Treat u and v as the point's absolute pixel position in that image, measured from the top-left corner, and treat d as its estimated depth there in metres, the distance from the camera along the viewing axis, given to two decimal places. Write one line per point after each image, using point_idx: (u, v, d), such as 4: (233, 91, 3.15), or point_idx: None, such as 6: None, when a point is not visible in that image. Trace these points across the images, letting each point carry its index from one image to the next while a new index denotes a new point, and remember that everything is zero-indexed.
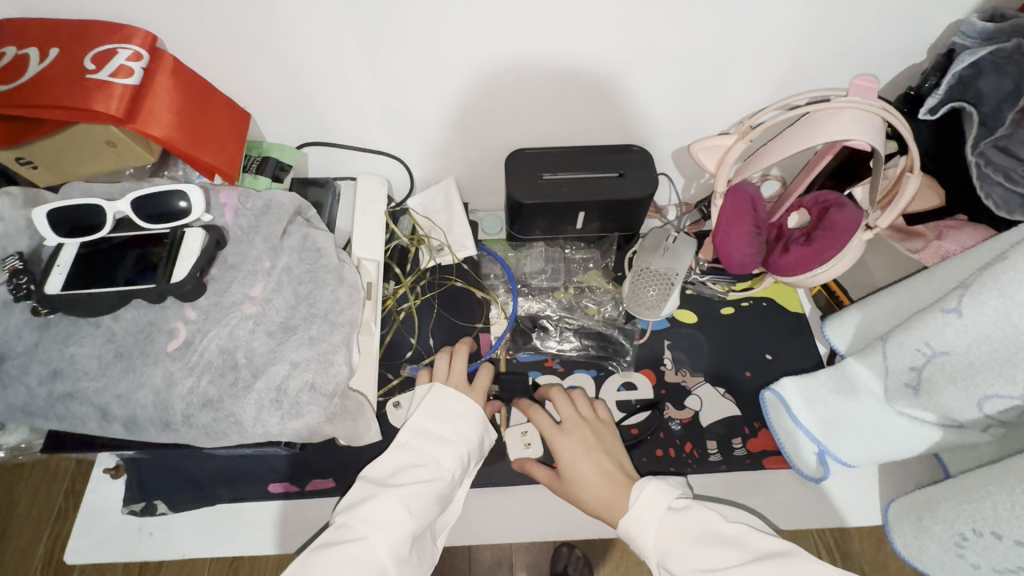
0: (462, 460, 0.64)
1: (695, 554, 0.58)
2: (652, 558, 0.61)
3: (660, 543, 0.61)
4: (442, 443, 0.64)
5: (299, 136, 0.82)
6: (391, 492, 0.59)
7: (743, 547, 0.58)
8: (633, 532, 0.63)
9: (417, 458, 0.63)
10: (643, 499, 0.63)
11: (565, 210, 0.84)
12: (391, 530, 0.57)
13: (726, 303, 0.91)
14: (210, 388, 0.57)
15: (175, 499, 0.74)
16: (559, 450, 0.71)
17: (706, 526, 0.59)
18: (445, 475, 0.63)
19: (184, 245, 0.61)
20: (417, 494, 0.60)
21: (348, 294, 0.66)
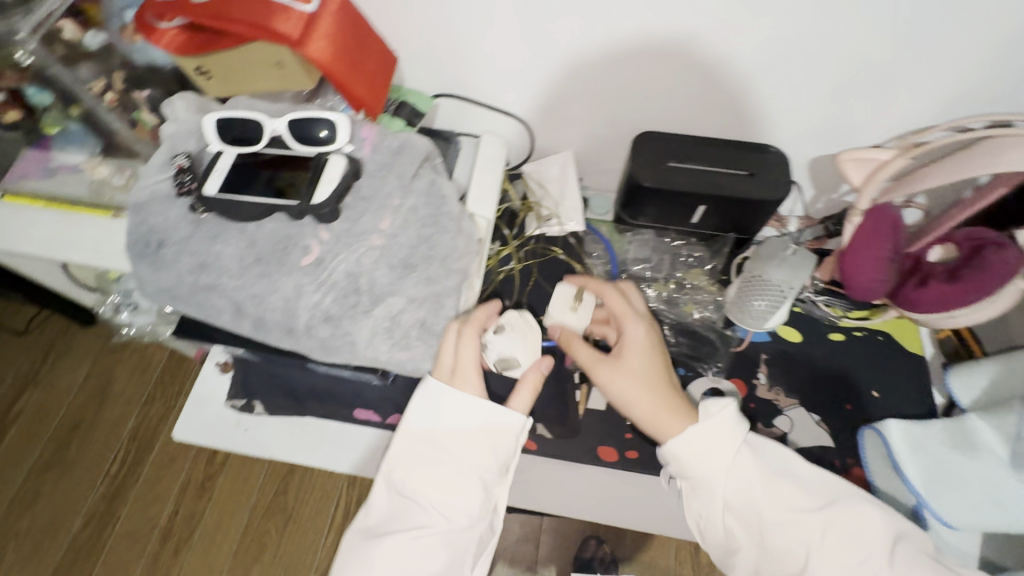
0: (471, 492, 0.66)
1: (772, 486, 0.67)
2: (716, 488, 0.67)
3: (728, 472, 0.68)
4: (433, 506, 0.66)
5: (436, 85, 0.84)
6: (417, 481, 0.67)
7: (810, 488, 0.67)
8: (688, 450, 0.68)
9: (428, 476, 0.67)
10: (717, 423, 0.69)
11: (684, 202, 0.81)
12: (416, 558, 0.65)
13: (836, 328, 0.85)
14: (333, 305, 0.60)
15: (271, 403, 0.80)
16: (637, 336, 0.73)
17: (782, 465, 0.69)
18: (455, 520, 0.66)
19: (327, 171, 0.65)
20: (445, 494, 0.66)
21: (465, 243, 0.68)
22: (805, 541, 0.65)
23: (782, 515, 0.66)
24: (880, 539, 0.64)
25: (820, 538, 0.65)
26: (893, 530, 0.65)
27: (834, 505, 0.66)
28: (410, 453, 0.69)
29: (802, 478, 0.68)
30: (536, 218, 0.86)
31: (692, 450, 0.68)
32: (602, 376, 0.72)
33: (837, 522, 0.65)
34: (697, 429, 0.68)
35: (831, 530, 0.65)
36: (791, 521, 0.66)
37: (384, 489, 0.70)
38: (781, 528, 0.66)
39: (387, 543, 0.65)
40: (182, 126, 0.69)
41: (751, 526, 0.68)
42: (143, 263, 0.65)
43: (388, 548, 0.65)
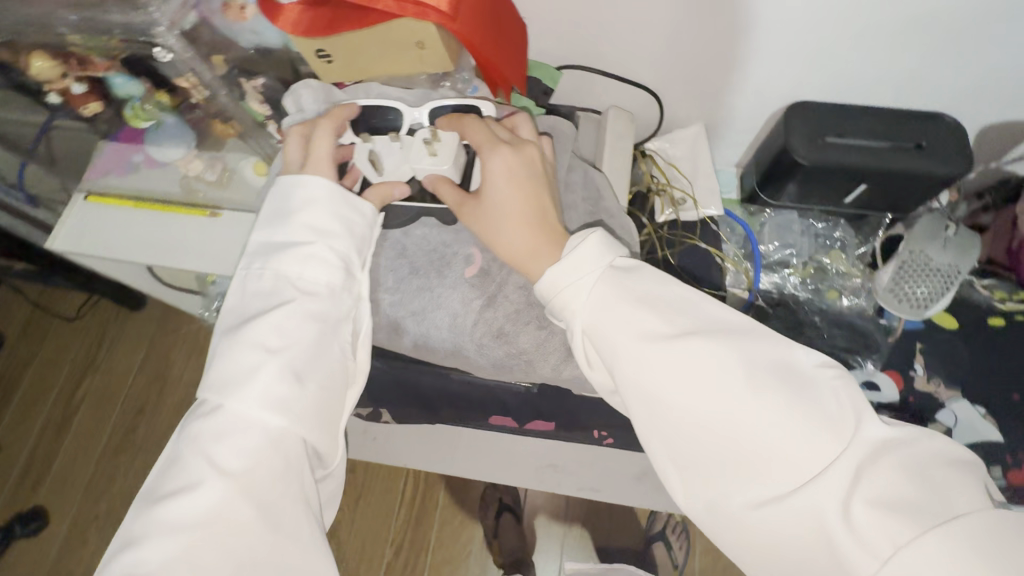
0: (328, 265, 0.51)
1: (627, 311, 0.46)
2: (578, 308, 0.48)
3: (594, 296, 0.48)
4: (307, 284, 0.51)
5: (561, 56, 0.75)
6: (283, 263, 0.50)
7: (667, 311, 0.47)
8: (553, 288, 0.49)
9: (293, 255, 0.51)
10: (581, 256, 0.48)
11: (841, 179, 0.74)
12: (275, 344, 0.48)
13: (998, 313, 0.78)
14: (505, 322, 0.55)
15: (401, 411, 0.76)
16: (495, 167, 0.52)
17: (653, 288, 0.48)
18: (315, 291, 0.50)
19: (479, 167, 0.58)
20: (286, 311, 0.49)
21: (630, 243, 0.61)
22: (695, 388, 0.44)
23: (627, 346, 0.45)
24: (741, 363, 0.43)
25: (686, 383, 0.44)
26: (741, 348, 0.44)
27: (713, 338, 0.44)
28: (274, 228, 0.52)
29: (669, 300, 0.47)
30: (669, 201, 0.79)
31: (556, 285, 0.49)
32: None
33: (702, 350, 0.44)
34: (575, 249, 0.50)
35: (753, 361, 0.44)
36: (654, 354, 0.45)
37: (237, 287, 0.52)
38: (632, 363, 0.45)
39: (236, 339, 0.48)
40: (308, 118, 0.61)
41: (651, 413, 0.45)
42: None
43: (256, 326, 0.48)
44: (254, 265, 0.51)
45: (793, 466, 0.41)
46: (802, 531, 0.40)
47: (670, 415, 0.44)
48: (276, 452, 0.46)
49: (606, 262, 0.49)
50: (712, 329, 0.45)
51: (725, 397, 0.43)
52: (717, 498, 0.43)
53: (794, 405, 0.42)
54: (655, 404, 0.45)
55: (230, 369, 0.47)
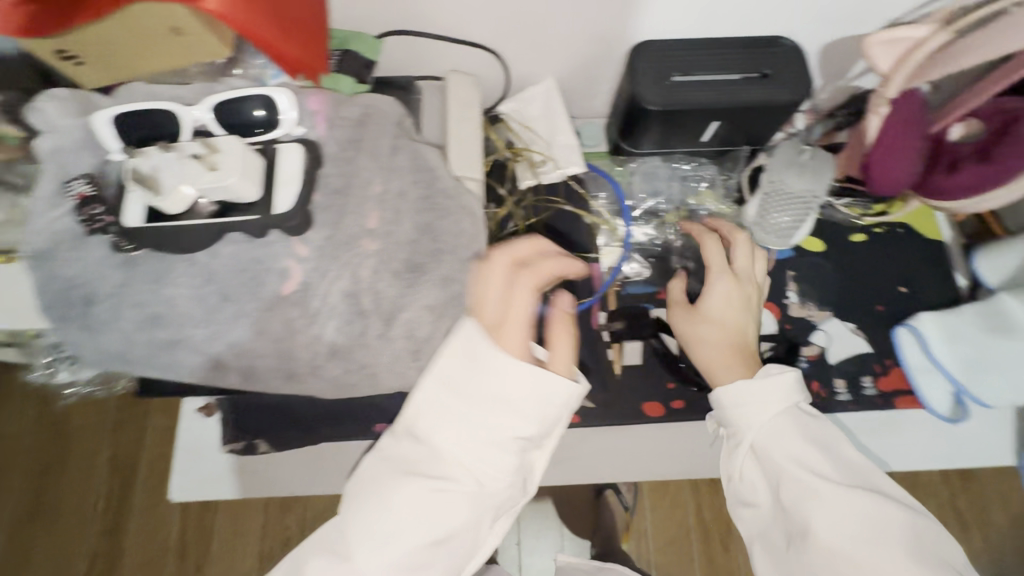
0: (507, 457, 0.51)
1: (787, 443, 0.58)
2: (750, 432, 0.59)
3: (769, 429, 0.59)
4: (488, 464, 0.51)
5: (380, 22, 0.67)
6: (446, 426, 0.51)
7: (843, 464, 0.58)
8: (730, 399, 0.61)
9: (467, 463, 0.51)
10: (769, 387, 0.60)
11: (693, 119, 0.71)
12: (433, 510, 0.51)
13: (858, 229, 0.81)
14: (337, 336, 0.49)
15: (278, 437, 0.70)
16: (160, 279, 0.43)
17: (795, 450, 0.57)
18: (490, 485, 0.51)
19: (280, 166, 0.51)
20: (479, 456, 0.51)
21: (471, 225, 0.57)
22: (810, 497, 0.56)
23: (790, 473, 0.56)
24: (899, 528, 0.54)
25: (847, 523, 0.54)
26: (906, 524, 0.54)
27: (875, 497, 0.55)
28: (478, 374, 0.51)
29: (846, 464, 0.58)
30: (529, 166, 0.75)
31: (738, 398, 0.60)
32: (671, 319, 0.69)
33: (853, 502, 0.55)
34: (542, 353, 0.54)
35: (866, 471, 0.58)
36: (793, 473, 0.57)
37: (464, 433, 0.51)
38: (790, 491, 0.56)
39: (394, 465, 0.53)
40: (66, 136, 0.51)
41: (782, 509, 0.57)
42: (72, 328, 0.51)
43: (420, 506, 0.51)
44: (395, 433, 0.53)
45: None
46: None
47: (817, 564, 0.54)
48: (404, 543, 0.51)
49: (797, 402, 0.60)
50: (868, 501, 0.55)
51: (872, 557, 0.53)
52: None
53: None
54: (811, 532, 0.55)
55: (393, 498, 0.51)
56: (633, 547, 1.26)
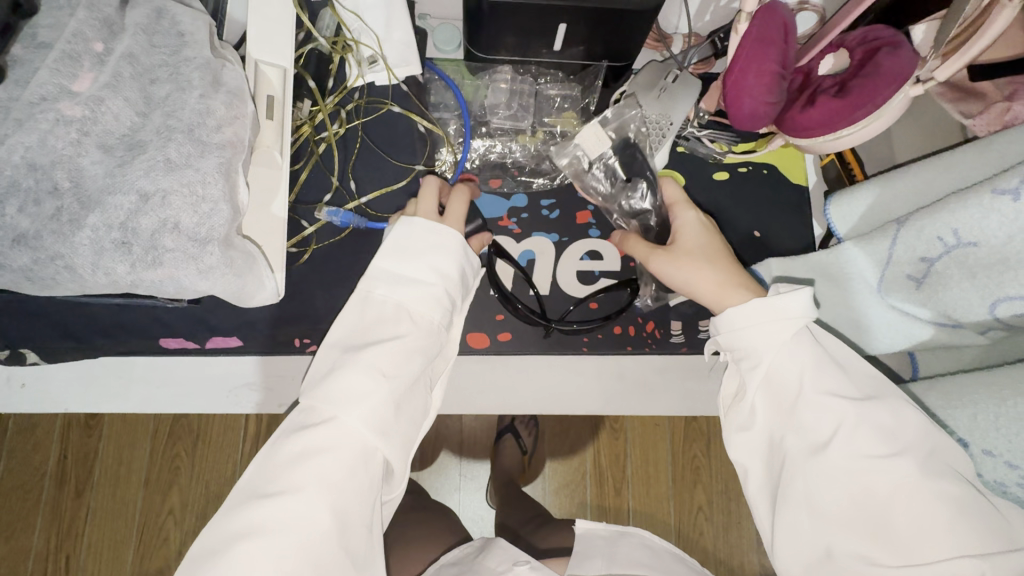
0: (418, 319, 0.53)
1: (820, 373, 0.49)
2: (762, 356, 0.51)
3: (782, 348, 0.51)
4: (412, 286, 0.54)
5: None
6: (342, 380, 0.49)
7: (854, 376, 0.50)
8: (747, 321, 0.52)
9: (376, 314, 0.53)
10: (780, 304, 0.51)
11: (539, 20, 0.63)
12: (393, 371, 0.50)
13: (720, 166, 0.76)
14: (22, 218, 0.41)
15: (48, 349, 0.62)
16: None
17: (428, 245, 0.55)
18: (421, 322, 0.53)
19: None
20: (408, 291, 0.54)
21: (225, 104, 0.48)
22: (880, 456, 0.46)
23: (812, 396, 0.48)
24: (917, 442, 0.46)
25: (856, 437, 0.46)
26: (926, 436, 0.46)
27: (890, 410, 0.48)
28: (365, 303, 0.54)
29: (857, 376, 0.50)
30: (356, 62, 0.65)
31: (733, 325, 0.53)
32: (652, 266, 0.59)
33: (873, 418, 0.47)
34: (397, 264, 0.55)
35: (932, 451, 0.46)
36: (840, 412, 0.47)
37: (365, 374, 0.49)
38: (811, 413, 0.48)
39: (289, 450, 0.47)
40: None
41: (851, 492, 0.46)
42: None
43: (373, 349, 0.51)
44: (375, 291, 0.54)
45: (917, 537, 0.43)
46: (954, 566, 0.42)
47: (820, 479, 0.47)
48: (353, 448, 0.48)
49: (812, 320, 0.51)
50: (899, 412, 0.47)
51: (890, 468, 0.45)
52: (843, 541, 0.45)
53: (961, 499, 0.44)
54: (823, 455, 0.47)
55: (322, 442, 0.47)
56: (533, 490, 1.14)
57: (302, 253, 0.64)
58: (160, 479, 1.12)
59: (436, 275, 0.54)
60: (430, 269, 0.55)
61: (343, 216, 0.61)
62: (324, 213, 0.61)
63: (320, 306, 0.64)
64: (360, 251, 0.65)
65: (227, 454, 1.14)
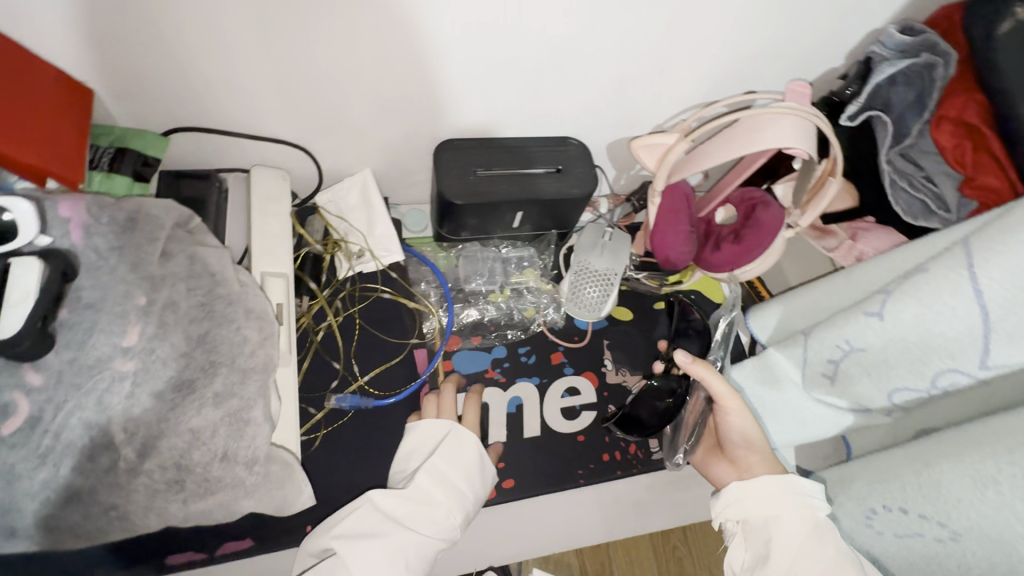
0: (448, 519, 0.59)
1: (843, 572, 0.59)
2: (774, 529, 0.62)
3: (800, 537, 0.61)
4: (450, 491, 0.60)
5: (164, 118, 0.64)
6: (368, 551, 0.55)
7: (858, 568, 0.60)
8: (764, 492, 0.64)
9: (401, 508, 0.58)
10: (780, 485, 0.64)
11: (500, 211, 0.76)
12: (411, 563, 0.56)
13: (659, 297, 0.92)
14: (77, 476, 0.43)
15: None
16: None
17: (457, 444, 0.63)
18: (448, 529, 0.58)
19: (9, 284, 0.44)
20: (444, 498, 0.59)
21: (257, 330, 0.54)
22: None
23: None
24: None
25: None
26: None
27: None
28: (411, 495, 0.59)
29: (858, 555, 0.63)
30: (346, 257, 0.76)
31: (746, 491, 0.65)
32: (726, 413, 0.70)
33: None
34: (442, 463, 0.61)
35: None
36: None
37: (384, 561, 0.55)
38: None
39: None
40: None
41: None
42: None
43: (394, 536, 0.56)
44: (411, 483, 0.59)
45: None
46: None
47: None
48: None
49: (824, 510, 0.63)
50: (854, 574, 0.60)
51: None
52: None
53: None
54: None
55: None
56: None
57: (314, 438, 0.68)
58: None
59: (470, 481, 0.61)
60: (468, 473, 0.62)
61: (350, 403, 0.70)
62: (333, 401, 0.69)
63: (334, 487, 0.67)
64: (370, 427, 0.70)
65: None
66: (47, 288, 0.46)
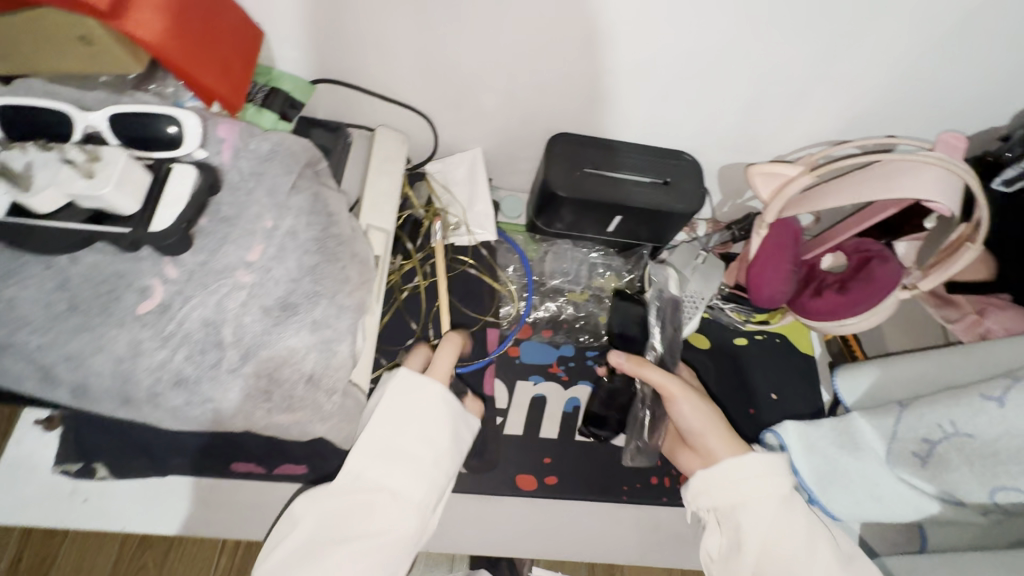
0: (423, 457, 0.59)
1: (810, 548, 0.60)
2: (747, 522, 0.62)
3: (767, 514, 0.62)
4: (426, 422, 0.60)
5: (316, 68, 0.69)
6: (360, 519, 0.56)
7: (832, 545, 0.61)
8: (717, 472, 0.64)
9: (374, 452, 0.58)
10: (748, 466, 0.63)
11: (600, 213, 0.76)
12: (398, 520, 0.56)
13: (741, 333, 0.88)
14: (187, 365, 0.48)
15: (118, 465, 0.64)
16: None
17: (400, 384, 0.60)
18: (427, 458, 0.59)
19: (169, 187, 0.50)
20: (414, 431, 0.59)
21: (358, 273, 0.58)
22: None
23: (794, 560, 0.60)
24: None
25: None
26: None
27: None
28: (374, 432, 0.58)
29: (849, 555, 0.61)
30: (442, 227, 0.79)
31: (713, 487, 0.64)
32: (676, 400, 0.69)
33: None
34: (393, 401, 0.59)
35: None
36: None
37: (395, 505, 0.57)
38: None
39: None
40: None
41: None
42: None
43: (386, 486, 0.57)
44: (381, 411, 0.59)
45: None
46: None
47: None
48: None
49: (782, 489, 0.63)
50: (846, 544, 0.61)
51: None
52: None
53: None
54: None
55: None
56: None
57: None
58: None
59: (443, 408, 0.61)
60: (416, 402, 0.60)
61: None
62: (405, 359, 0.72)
63: None
64: None
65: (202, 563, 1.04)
66: (196, 195, 0.51)
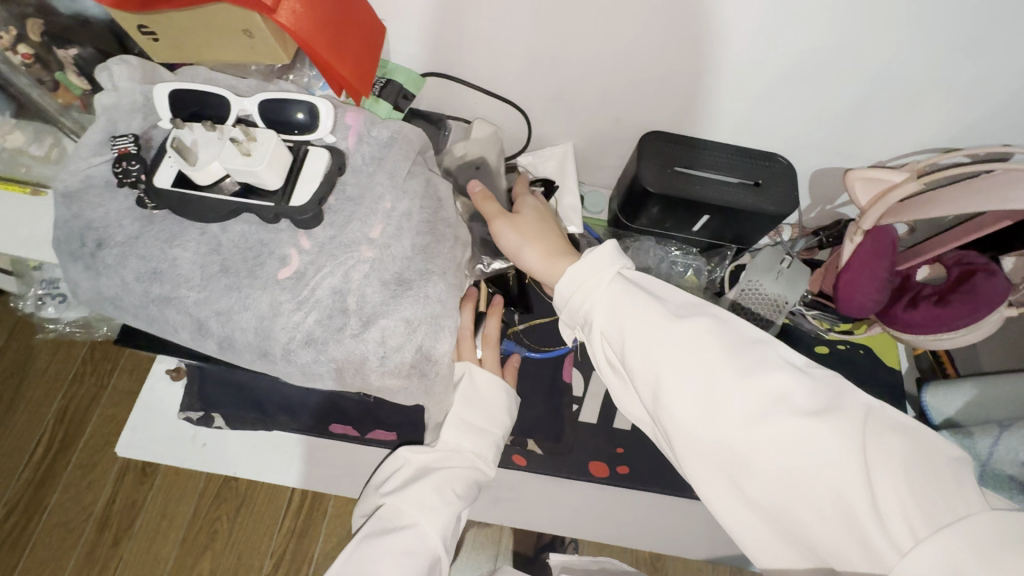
0: (483, 447, 0.64)
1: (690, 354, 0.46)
2: (597, 313, 0.52)
3: (615, 300, 0.51)
4: (484, 428, 0.64)
5: (427, 62, 0.74)
6: (417, 494, 0.59)
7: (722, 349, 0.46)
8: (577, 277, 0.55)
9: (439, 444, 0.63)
10: (601, 254, 0.54)
11: (687, 210, 0.77)
12: (454, 497, 0.60)
13: (822, 341, 0.87)
14: (316, 326, 0.53)
15: (233, 415, 0.72)
16: None
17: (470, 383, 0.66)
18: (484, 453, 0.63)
19: (308, 166, 0.55)
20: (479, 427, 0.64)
21: (464, 254, 0.61)
22: (793, 463, 0.41)
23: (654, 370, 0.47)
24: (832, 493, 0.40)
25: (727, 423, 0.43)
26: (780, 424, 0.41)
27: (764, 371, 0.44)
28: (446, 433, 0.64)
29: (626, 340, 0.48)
30: None
31: (579, 285, 0.54)
32: (497, 230, 0.64)
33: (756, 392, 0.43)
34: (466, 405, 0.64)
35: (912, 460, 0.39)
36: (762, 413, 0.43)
37: (434, 494, 0.59)
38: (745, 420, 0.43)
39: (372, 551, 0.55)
40: (122, 97, 0.58)
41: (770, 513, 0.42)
42: (77, 264, 0.56)
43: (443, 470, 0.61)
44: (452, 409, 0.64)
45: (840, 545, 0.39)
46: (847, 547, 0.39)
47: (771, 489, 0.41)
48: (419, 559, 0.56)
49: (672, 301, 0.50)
50: (874, 410, 0.43)
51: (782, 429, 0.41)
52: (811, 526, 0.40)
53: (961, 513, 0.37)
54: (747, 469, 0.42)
55: (397, 548, 0.56)
56: None
57: None
58: (199, 539, 1.04)
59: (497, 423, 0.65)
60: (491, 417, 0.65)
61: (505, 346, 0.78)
62: None
63: None
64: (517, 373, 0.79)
65: (268, 523, 1.06)
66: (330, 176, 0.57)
